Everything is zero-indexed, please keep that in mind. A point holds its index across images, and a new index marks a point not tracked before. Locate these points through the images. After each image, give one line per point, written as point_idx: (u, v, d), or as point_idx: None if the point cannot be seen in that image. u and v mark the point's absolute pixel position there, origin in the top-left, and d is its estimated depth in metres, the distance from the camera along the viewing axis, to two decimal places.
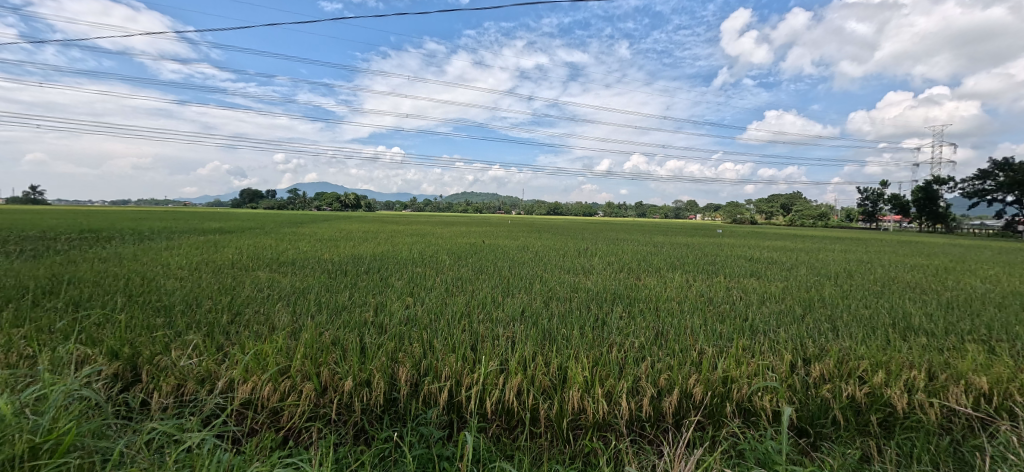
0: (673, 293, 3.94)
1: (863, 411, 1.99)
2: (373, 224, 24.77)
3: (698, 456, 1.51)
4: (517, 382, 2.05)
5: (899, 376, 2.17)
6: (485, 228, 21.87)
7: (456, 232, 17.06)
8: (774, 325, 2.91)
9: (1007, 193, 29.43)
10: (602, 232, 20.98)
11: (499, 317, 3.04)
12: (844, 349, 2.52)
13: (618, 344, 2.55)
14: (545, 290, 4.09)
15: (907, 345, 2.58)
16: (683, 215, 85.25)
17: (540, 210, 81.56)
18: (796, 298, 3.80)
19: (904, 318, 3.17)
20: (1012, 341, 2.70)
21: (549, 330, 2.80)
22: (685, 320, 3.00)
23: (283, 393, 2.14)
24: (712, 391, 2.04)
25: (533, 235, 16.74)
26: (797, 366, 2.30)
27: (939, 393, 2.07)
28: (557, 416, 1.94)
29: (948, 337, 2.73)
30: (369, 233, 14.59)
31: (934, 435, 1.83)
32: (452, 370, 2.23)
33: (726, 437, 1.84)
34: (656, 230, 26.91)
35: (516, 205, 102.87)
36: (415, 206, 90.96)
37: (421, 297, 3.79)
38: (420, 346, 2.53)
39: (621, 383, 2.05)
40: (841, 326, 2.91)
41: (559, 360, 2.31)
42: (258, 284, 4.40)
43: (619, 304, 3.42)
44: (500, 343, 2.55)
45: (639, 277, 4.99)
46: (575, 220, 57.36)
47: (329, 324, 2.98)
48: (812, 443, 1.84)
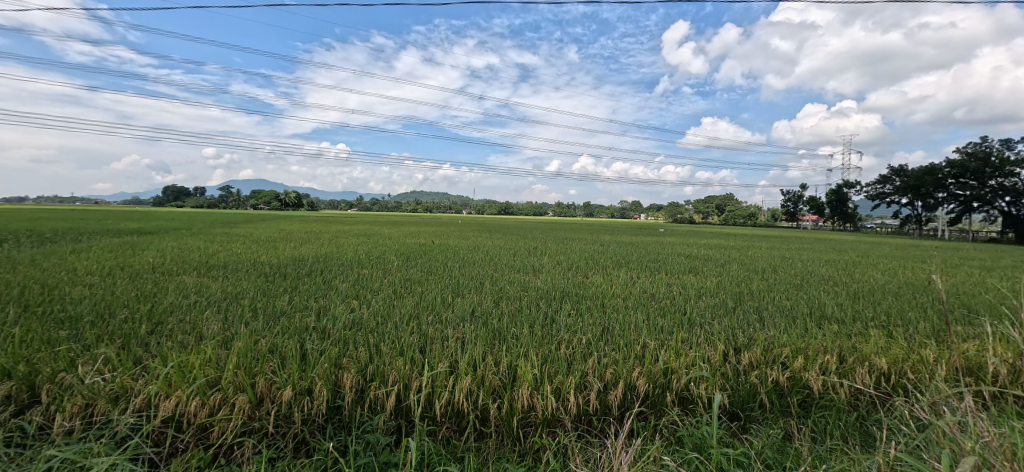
0: (619, 290, 4.09)
1: (786, 394, 2.18)
2: (316, 224, 23.59)
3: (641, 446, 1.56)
4: (467, 384, 2.03)
5: (816, 360, 2.39)
6: (436, 228, 21.60)
7: (404, 232, 16.69)
8: (708, 318, 3.10)
9: (902, 197, 33.57)
10: (551, 232, 21.44)
11: (449, 318, 3.01)
12: (770, 337, 2.75)
13: (566, 340, 2.60)
14: (496, 289, 4.09)
15: (822, 332, 2.86)
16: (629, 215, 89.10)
17: (491, 210, 81.76)
18: (728, 292, 4.08)
19: (819, 308, 3.51)
20: (907, 325, 3.07)
21: (498, 330, 2.80)
22: (630, 315, 3.13)
23: (212, 408, 1.96)
24: (654, 382, 2.14)
25: (484, 234, 16.71)
26: (729, 355, 2.47)
27: (848, 375, 2.30)
28: (507, 415, 1.95)
29: (855, 324, 3.06)
30: (310, 234, 13.85)
31: (843, 412, 2.05)
32: (400, 374, 2.16)
33: (666, 425, 1.93)
34: (602, 230, 27.87)
35: (467, 204, 102.32)
36: (363, 206, 87.73)
37: (367, 299, 3.65)
38: (366, 351, 2.44)
39: (569, 379, 2.10)
40: (767, 317, 3.17)
41: (509, 359, 2.32)
42: (184, 290, 4.02)
43: (567, 302, 3.51)
44: (449, 344, 2.51)
45: (586, 276, 5.13)
46: (527, 220, 58.02)
47: (265, 331, 2.78)
48: (742, 426, 1.98)
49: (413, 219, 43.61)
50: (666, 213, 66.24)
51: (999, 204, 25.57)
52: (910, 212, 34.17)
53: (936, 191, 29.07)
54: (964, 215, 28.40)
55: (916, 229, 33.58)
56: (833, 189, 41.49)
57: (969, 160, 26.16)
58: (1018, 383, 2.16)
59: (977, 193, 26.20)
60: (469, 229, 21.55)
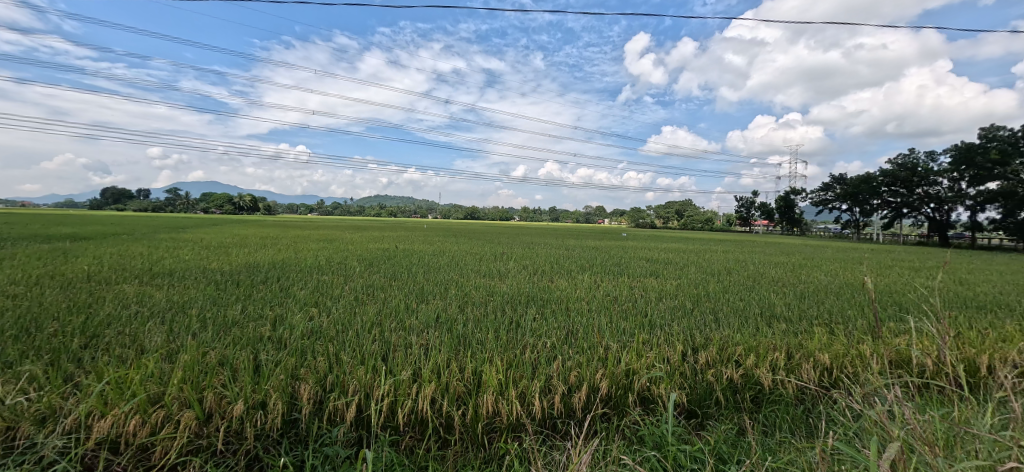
0: (583, 294, 4.16)
1: (739, 390, 2.29)
2: (273, 229, 22.61)
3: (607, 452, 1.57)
4: (430, 391, 1.99)
5: (766, 357, 2.52)
6: (400, 232, 21.19)
7: (367, 237, 16.27)
8: (668, 319, 3.21)
9: (842, 203, 36.19)
10: (516, 236, 21.50)
11: (413, 324, 2.95)
12: (724, 337, 2.88)
13: (531, 344, 2.62)
14: (461, 294, 4.06)
15: (771, 331, 3.02)
16: (594, 220, 91.04)
17: (458, 215, 81.31)
18: (686, 294, 4.24)
19: (769, 308, 3.72)
20: (846, 322, 3.30)
21: (463, 335, 2.78)
22: (594, 318, 3.18)
23: (155, 426, 1.83)
24: (616, 384, 2.19)
25: (450, 239, 16.57)
26: (687, 355, 2.56)
27: (795, 371, 2.44)
28: (471, 421, 1.94)
29: (801, 323, 3.26)
30: (266, 239, 13.21)
31: (791, 405, 2.17)
32: (361, 383, 2.10)
33: (628, 425, 1.98)
34: (568, 234, 28.28)
35: (434, 209, 101.14)
36: (325, 210, 84.82)
37: (327, 307, 3.51)
38: (325, 360, 2.35)
39: (533, 383, 2.11)
40: (722, 317, 3.32)
41: (473, 365, 2.30)
42: (124, 299, 3.73)
43: (532, 306, 3.53)
44: (413, 351, 2.46)
45: (551, 280, 5.18)
46: (494, 225, 58.12)
47: (214, 343, 2.63)
48: (699, 423, 2.06)
49: (378, 224, 42.64)
50: (629, 218, 68.17)
51: (925, 210, 28.09)
52: (849, 217, 36.89)
53: (871, 198, 31.57)
54: (895, 221, 30.99)
55: (854, 233, 36.28)
56: (782, 196, 44.17)
57: (899, 170, 28.59)
58: (939, 374, 2.38)
59: (905, 200, 28.69)
60: (435, 234, 21.35)
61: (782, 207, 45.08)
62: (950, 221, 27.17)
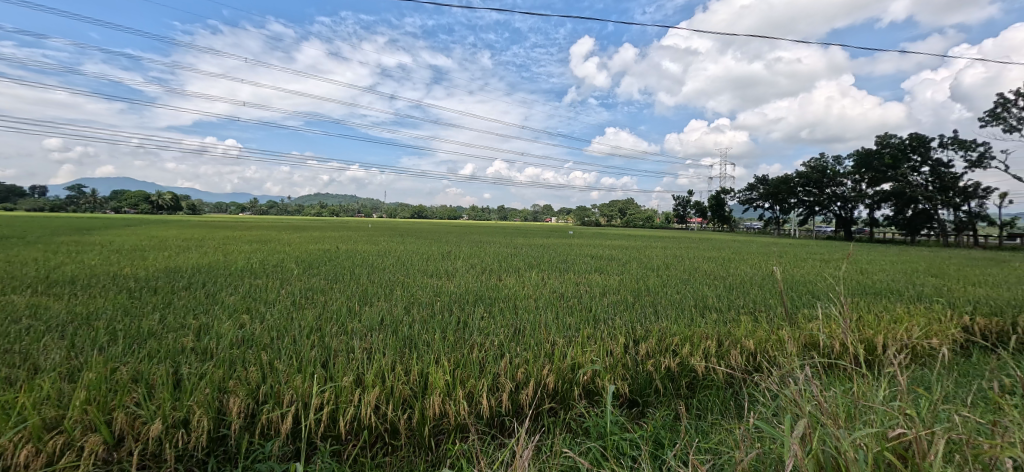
0: (530, 292, 4.21)
1: (676, 377, 2.43)
2: (196, 230, 20.71)
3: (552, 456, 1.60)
4: (374, 397, 1.92)
5: (699, 346, 2.70)
6: (341, 233, 20.33)
7: (305, 238, 15.44)
8: (611, 314, 3.34)
9: (765, 202, 39.64)
10: (466, 235, 21.39)
11: (356, 328, 2.83)
12: (662, 328, 3.04)
13: (479, 343, 2.61)
14: (407, 295, 3.97)
15: (704, 321, 3.24)
16: (543, 218, 92.88)
17: (405, 214, 79.32)
18: (628, 289, 4.44)
19: (702, 299, 3.99)
20: (768, 310, 3.62)
21: (409, 337, 2.71)
22: (540, 315, 3.24)
23: (51, 455, 1.61)
24: (563, 378, 2.24)
25: (396, 239, 16.12)
26: (629, 347, 2.68)
27: (725, 357, 2.64)
28: (418, 424, 1.90)
29: (729, 312, 3.53)
30: (189, 241, 12.05)
31: (721, 389, 2.35)
32: (298, 392, 1.98)
33: (574, 418, 2.04)
34: (515, 233, 28.58)
35: (380, 208, 97.85)
36: (260, 209, 79.18)
37: (260, 313, 3.27)
38: (258, 370, 2.19)
39: (481, 383, 2.10)
40: (660, 310, 3.52)
41: (420, 366, 2.25)
42: (10, 312, 3.24)
43: (480, 305, 3.52)
44: (356, 356, 2.36)
45: (500, 278, 5.21)
46: (443, 224, 57.35)
47: (127, 357, 2.36)
48: (640, 410, 2.16)
49: (319, 224, 40.57)
50: (576, 216, 70.13)
51: (833, 208, 31.46)
52: (771, 215, 40.48)
53: (789, 198, 34.84)
54: (809, 218, 34.45)
55: (776, 229, 39.87)
56: (714, 196, 47.55)
57: (812, 172, 31.80)
58: (844, 353, 2.68)
59: (818, 199, 31.98)
60: (380, 234, 20.71)
61: (714, 205, 48.58)
62: (853, 218, 30.68)
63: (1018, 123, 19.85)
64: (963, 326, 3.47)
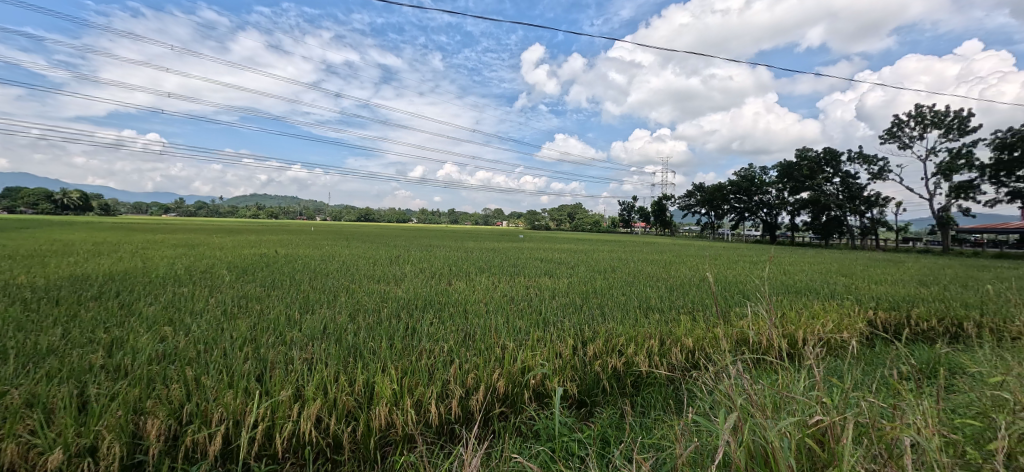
0: (480, 296, 4.20)
1: (621, 376, 2.53)
2: (105, 232, 18.54)
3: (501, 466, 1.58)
4: (315, 410, 1.82)
5: (642, 345, 2.83)
6: (278, 236, 19.13)
7: (239, 241, 14.35)
8: (561, 316, 3.41)
9: (702, 208, 42.40)
10: (414, 239, 21.00)
11: (295, 338, 2.67)
12: (608, 329, 3.15)
13: (428, 350, 2.56)
14: (352, 301, 3.81)
15: (647, 321, 3.40)
16: (495, 222, 93.13)
17: (351, 216, 76.32)
18: (576, 292, 4.56)
19: (646, 300, 4.18)
20: (705, 309, 3.88)
21: (354, 346, 2.60)
22: (491, 319, 3.24)
23: None
24: (513, 382, 2.25)
25: (340, 243, 15.42)
26: (578, 348, 2.75)
27: (666, 355, 2.78)
28: (364, 436, 1.82)
29: (671, 312, 3.73)
30: (99, 245, 10.76)
31: (663, 385, 2.48)
32: (228, 409, 1.83)
33: (523, 421, 2.06)
34: (465, 236, 28.38)
35: (323, 210, 93.30)
36: (187, 210, 72.62)
37: (185, 324, 2.99)
38: (182, 387, 2.00)
39: (430, 390, 2.06)
40: (607, 311, 3.65)
41: (365, 375, 2.16)
42: None
43: (429, 310, 3.46)
44: (294, 368, 2.22)
45: (449, 283, 5.16)
46: (391, 227, 55.74)
47: (17, 379, 2.05)
48: (588, 411, 2.22)
49: (255, 226, 37.93)
50: (528, 220, 71.02)
51: (761, 214, 34.30)
52: (708, 220, 43.36)
53: (723, 204, 37.54)
54: (741, 223, 37.30)
55: (712, 233, 42.77)
56: (657, 202, 50.20)
57: (743, 180, 34.49)
58: (770, 349, 2.93)
59: (747, 206, 34.73)
60: (324, 238, 19.72)
61: (657, 210, 51.22)
62: (777, 223, 33.63)
63: (910, 141, 22.76)
64: (868, 321, 3.91)
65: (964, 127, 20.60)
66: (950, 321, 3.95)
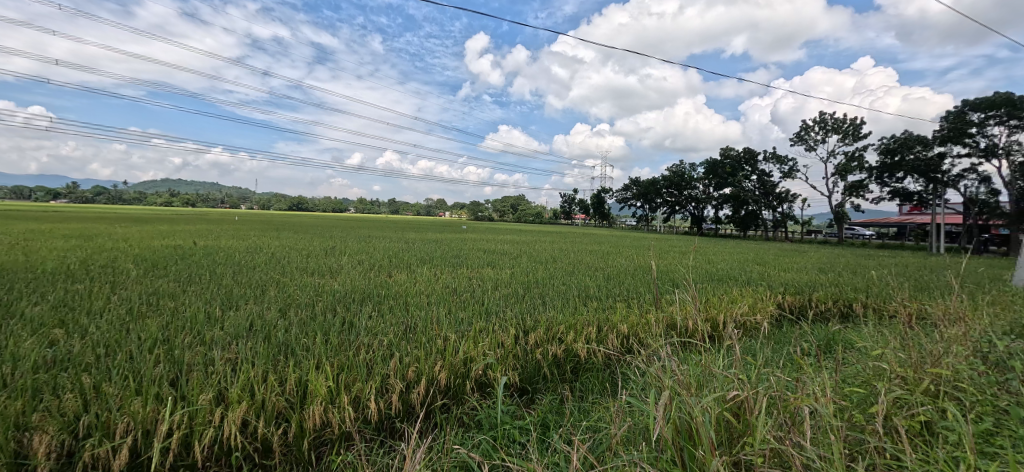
0: (422, 287, 4.13)
1: (561, 363, 2.62)
2: None
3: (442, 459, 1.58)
4: (240, 413, 1.69)
5: (581, 332, 2.95)
6: (193, 226, 17.31)
7: (147, 231, 12.83)
8: (503, 306, 3.46)
9: (638, 201, 44.72)
10: (350, 229, 20.09)
11: (217, 336, 2.45)
12: (549, 317, 3.25)
13: (366, 344, 2.47)
14: (282, 296, 3.57)
15: (586, 309, 3.55)
16: (438, 213, 91.64)
17: (281, 205, 71.12)
18: (518, 282, 4.63)
19: (585, 289, 4.36)
20: (639, 297, 4.12)
21: (285, 343, 2.45)
22: (432, 311, 3.20)
23: None
24: (455, 373, 2.25)
25: (268, 233, 14.34)
26: (519, 337, 2.80)
27: (603, 341, 2.92)
28: (296, 438, 1.73)
29: (608, 300, 3.92)
30: None
31: (600, 369, 2.61)
32: (135, 418, 1.64)
33: (465, 412, 2.07)
34: (404, 227, 27.67)
35: (248, 198, 85.94)
36: (82, 196, 63.52)
37: (81, 326, 2.64)
38: (77, 397, 1.76)
39: (369, 385, 2.00)
40: (548, 300, 3.75)
41: (298, 374, 2.04)
42: None
43: (368, 303, 3.35)
44: (216, 369, 2.05)
45: (389, 274, 5.02)
46: (326, 217, 52.72)
47: None
48: (529, 398, 2.28)
49: (165, 215, 34.05)
50: (472, 211, 70.63)
51: (690, 207, 36.89)
52: (643, 213, 45.85)
53: (657, 198, 39.87)
54: (672, 216, 39.90)
55: (646, 225, 45.32)
56: (597, 195, 52.17)
57: (674, 176, 36.81)
58: (695, 332, 3.19)
59: (678, 199, 37.18)
60: (250, 228, 18.19)
61: (596, 203, 53.24)
62: (704, 216, 36.39)
63: (814, 144, 25.55)
64: (778, 304, 4.39)
65: (857, 134, 23.48)
66: (842, 302, 4.54)
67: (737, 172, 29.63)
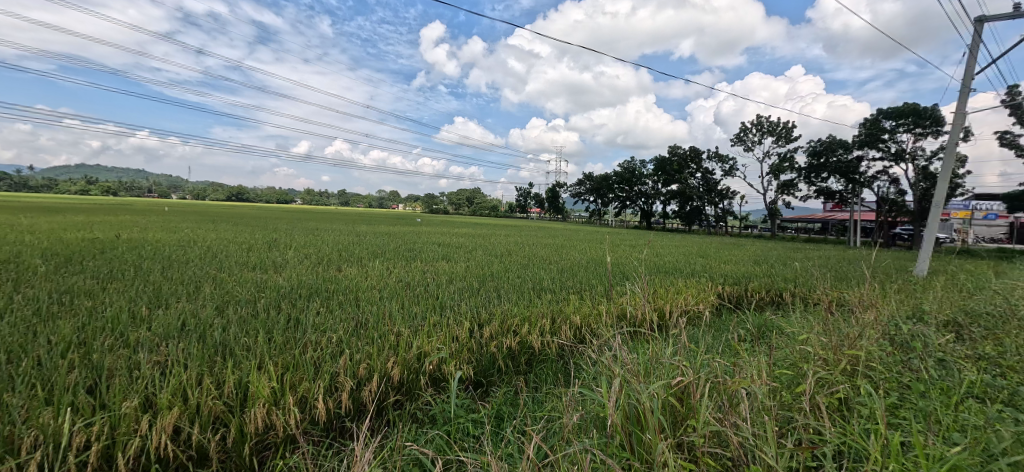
0: (373, 282, 4.02)
1: (516, 355, 2.65)
2: None
3: (394, 459, 1.54)
4: (172, 419, 1.58)
5: (536, 324, 3.00)
6: (113, 217, 15.62)
7: (56, 222, 11.43)
8: (457, 300, 3.44)
9: (593, 196, 45.90)
10: (295, 222, 19.08)
11: (143, 338, 2.25)
12: (503, 310, 3.28)
13: (314, 342, 2.37)
14: (220, 292, 3.34)
15: (540, 301, 3.61)
16: (392, 205, 89.20)
17: (219, 195, 66.16)
18: (473, 275, 4.62)
19: (539, 282, 4.43)
20: (591, 288, 4.25)
21: (223, 342, 2.30)
22: (384, 306, 3.13)
23: None
24: (408, 369, 2.21)
25: (202, 225, 13.25)
26: (474, 331, 2.79)
27: (556, 332, 2.99)
28: (236, 443, 1.64)
29: (562, 292, 4.00)
30: None
31: (553, 360, 2.68)
32: (45, 432, 1.48)
33: (419, 408, 2.05)
34: (355, 220, 26.65)
35: (180, 187, 79.06)
36: None
37: None
38: None
39: (317, 385, 1.92)
40: (502, 293, 3.78)
41: (238, 375, 1.92)
42: None
43: (315, 299, 3.21)
44: (142, 373, 1.88)
45: (339, 269, 4.83)
46: (270, 208, 49.60)
47: None
48: (483, 391, 2.30)
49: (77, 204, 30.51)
50: (427, 204, 69.28)
51: (640, 203, 38.39)
52: (596, 208, 47.15)
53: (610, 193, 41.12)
54: (624, 211, 41.34)
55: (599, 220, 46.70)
56: (552, 189, 53.00)
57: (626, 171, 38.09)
58: (643, 322, 3.34)
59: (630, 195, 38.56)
60: (180, 219, 16.74)
61: (552, 197, 54.14)
62: (653, 211, 38.02)
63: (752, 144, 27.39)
64: (718, 294, 4.68)
65: (789, 136, 25.46)
66: (774, 292, 4.93)
67: (684, 169, 31.16)
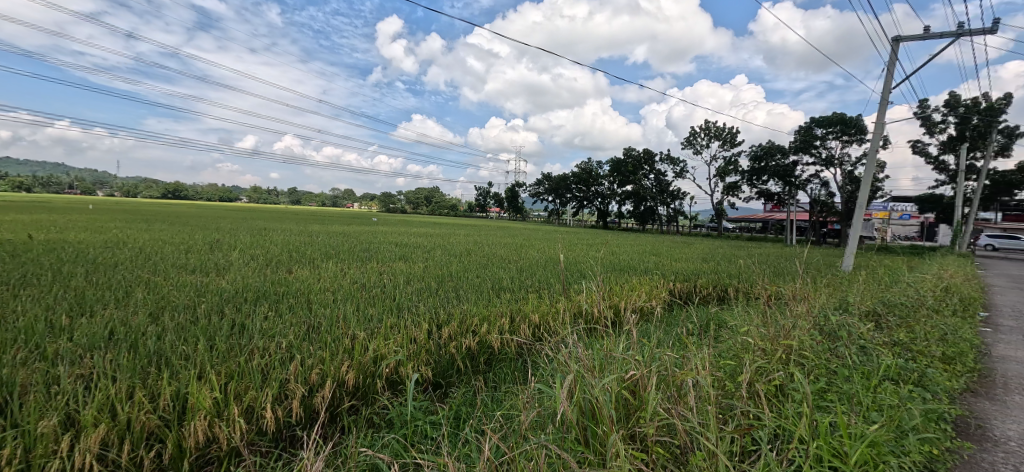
0: (326, 284, 3.87)
1: (475, 355, 2.65)
2: None
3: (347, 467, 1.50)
4: (98, 437, 1.45)
5: (495, 324, 3.01)
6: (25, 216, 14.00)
7: None
8: (415, 301, 3.39)
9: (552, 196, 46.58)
10: (239, 222, 17.96)
11: (63, 349, 2.05)
12: (462, 310, 3.26)
13: (262, 347, 2.26)
14: (154, 297, 3.09)
15: (499, 300, 3.63)
16: (347, 204, 86.13)
17: (153, 192, 61.01)
18: (431, 276, 4.56)
19: (498, 281, 4.45)
20: (549, 287, 4.33)
21: (159, 351, 2.13)
22: (338, 308, 3.02)
23: None
24: (364, 373, 2.15)
25: (132, 225, 12.16)
26: (433, 332, 2.76)
27: (515, 331, 3.01)
28: (174, 458, 1.53)
29: (520, 291, 4.04)
30: None
31: (512, 359, 2.70)
32: None
33: (375, 412, 2.00)
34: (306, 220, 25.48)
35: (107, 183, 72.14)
36: None
37: None
38: None
39: (265, 393, 1.83)
40: (461, 293, 3.76)
41: (176, 386, 1.80)
42: None
43: (262, 303, 3.05)
44: (63, 388, 1.71)
45: (289, 270, 4.62)
46: (211, 207, 46.35)
47: None
48: (442, 392, 2.28)
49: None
50: (385, 203, 67.48)
51: (598, 202, 39.41)
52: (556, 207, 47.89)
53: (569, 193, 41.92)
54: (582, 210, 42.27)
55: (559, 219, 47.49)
56: (512, 189, 53.27)
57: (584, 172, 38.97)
58: (599, 319, 3.44)
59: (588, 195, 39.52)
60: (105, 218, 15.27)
61: (512, 197, 54.41)
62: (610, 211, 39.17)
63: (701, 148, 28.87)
64: (669, 291, 4.91)
65: (734, 141, 27.08)
66: (719, 287, 5.23)
67: (639, 171, 32.34)
